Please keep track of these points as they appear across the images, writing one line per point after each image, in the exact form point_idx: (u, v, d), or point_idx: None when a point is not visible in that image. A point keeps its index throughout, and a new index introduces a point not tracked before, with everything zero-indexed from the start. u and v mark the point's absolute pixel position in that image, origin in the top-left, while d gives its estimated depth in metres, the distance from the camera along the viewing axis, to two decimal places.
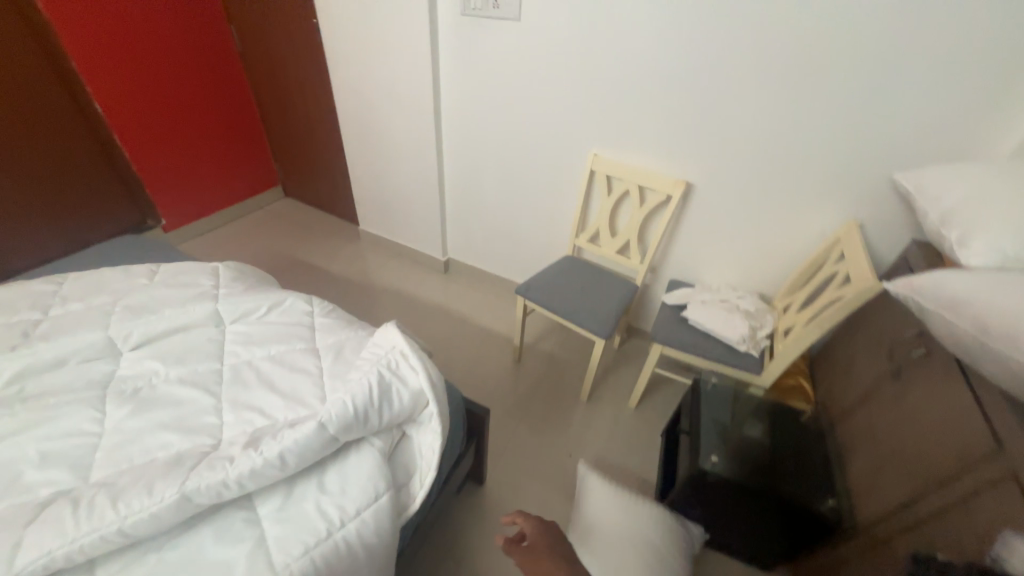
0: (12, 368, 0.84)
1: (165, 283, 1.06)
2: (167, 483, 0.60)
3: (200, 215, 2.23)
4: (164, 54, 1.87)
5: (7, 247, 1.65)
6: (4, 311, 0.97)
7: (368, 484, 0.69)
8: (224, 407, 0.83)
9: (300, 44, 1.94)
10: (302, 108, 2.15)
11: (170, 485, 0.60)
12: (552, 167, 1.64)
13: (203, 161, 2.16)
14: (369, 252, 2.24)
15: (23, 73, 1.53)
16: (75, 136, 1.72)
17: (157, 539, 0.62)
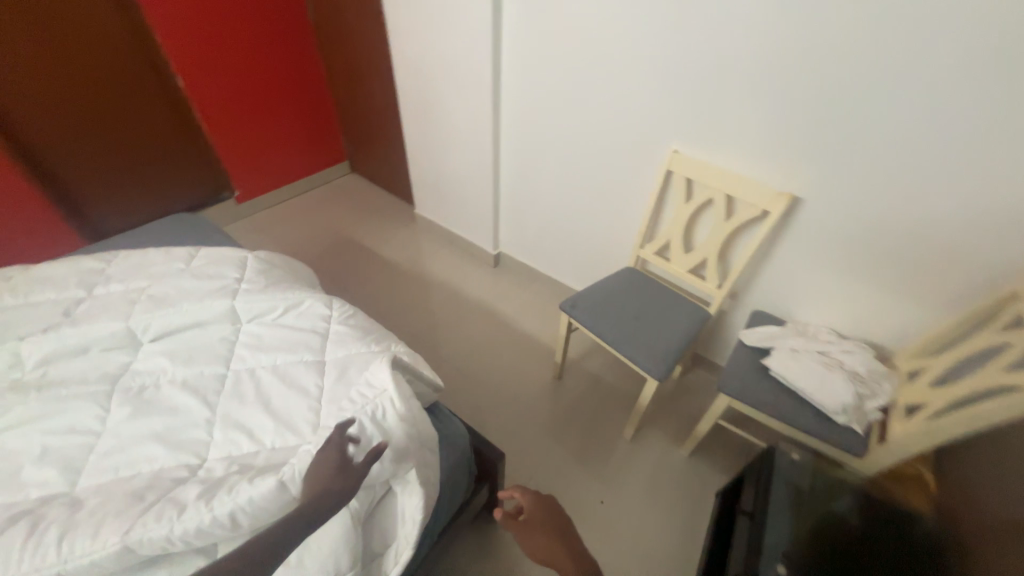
0: (42, 350, 0.86)
1: (194, 271, 1.04)
2: (112, 530, 0.55)
3: (270, 188, 2.30)
4: (241, 28, 1.88)
5: (104, 210, 1.82)
6: (56, 286, 1.02)
7: (328, 559, 0.59)
8: (216, 423, 0.77)
9: (366, 17, 1.85)
10: (368, 84, 2.09)
11: (114, 533, 0.55)
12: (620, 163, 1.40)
13: (275, 136, 2.21)
14: (422, 238, 2.17)
15: (112, 49, 1.61)
16: (158, 109, 1.81)
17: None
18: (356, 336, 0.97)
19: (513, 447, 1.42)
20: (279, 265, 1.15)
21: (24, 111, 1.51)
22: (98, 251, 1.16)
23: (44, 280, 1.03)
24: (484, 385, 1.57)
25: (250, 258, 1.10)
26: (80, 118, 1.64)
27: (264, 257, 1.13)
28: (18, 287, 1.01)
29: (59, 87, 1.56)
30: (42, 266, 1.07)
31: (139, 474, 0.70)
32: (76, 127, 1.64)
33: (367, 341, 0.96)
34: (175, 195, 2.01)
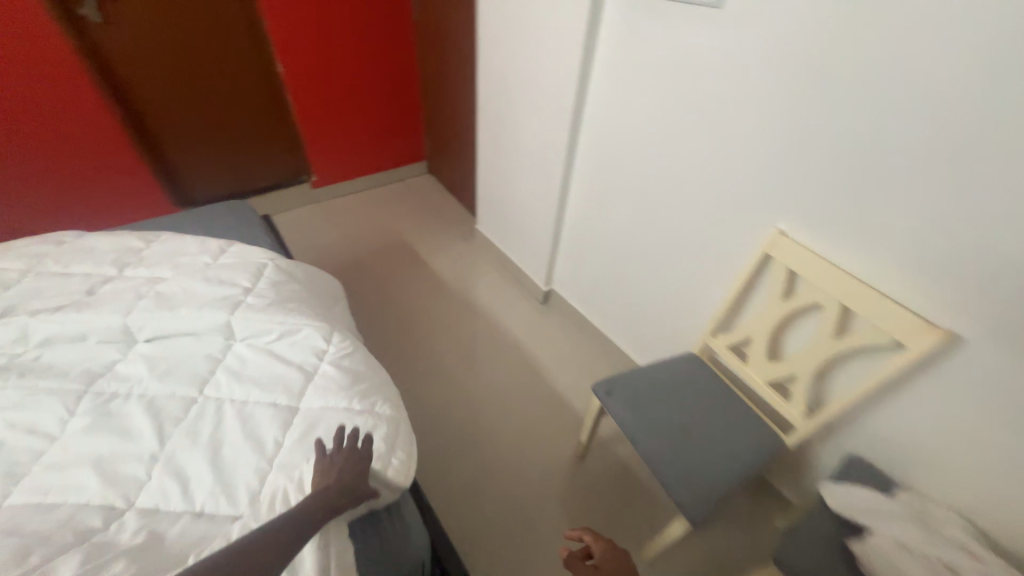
0: (46, 331, 0.85)
1: (210, 272, 0.99)
2: None
3: (346, 178, 2.33)
4: (344, 22, 1.90)
5: (194, 179, 1.97)
6: (93, 261, 1.03)
7: None
8: (160, 461, 0.69)
9: (463, 22, 1.76)
10: (455, 90, 2.01)
11: None
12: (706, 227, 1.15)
13: (360, 129, 2.23)
14: (476, 257, 2.05)
15: (225, 31, 1.74)
16: (257, 91, 1.94)
17: None
18: (342, 385, 0.85)
19: (509, 527, 1.23)
20: (298, 278, 1.08)
21: (137, 76, 1.65)
22: (146, 230, 1.18)
23: (87, 253, 1.05)
24: (496, 442, 1.40)
25: (269, 267, 1.04)
26: (182, 89, 1.76)
27: (284, 269, 1.07)
28: (60, 256, 1.04)
29: (170, 58, 1.68)
30: (92, 237, 1.10)
31: (62, 506, 0.63)
32: (178, 97, 1.76)
33: (351, 396, 0.83)
34: (258, 172, 2.12)
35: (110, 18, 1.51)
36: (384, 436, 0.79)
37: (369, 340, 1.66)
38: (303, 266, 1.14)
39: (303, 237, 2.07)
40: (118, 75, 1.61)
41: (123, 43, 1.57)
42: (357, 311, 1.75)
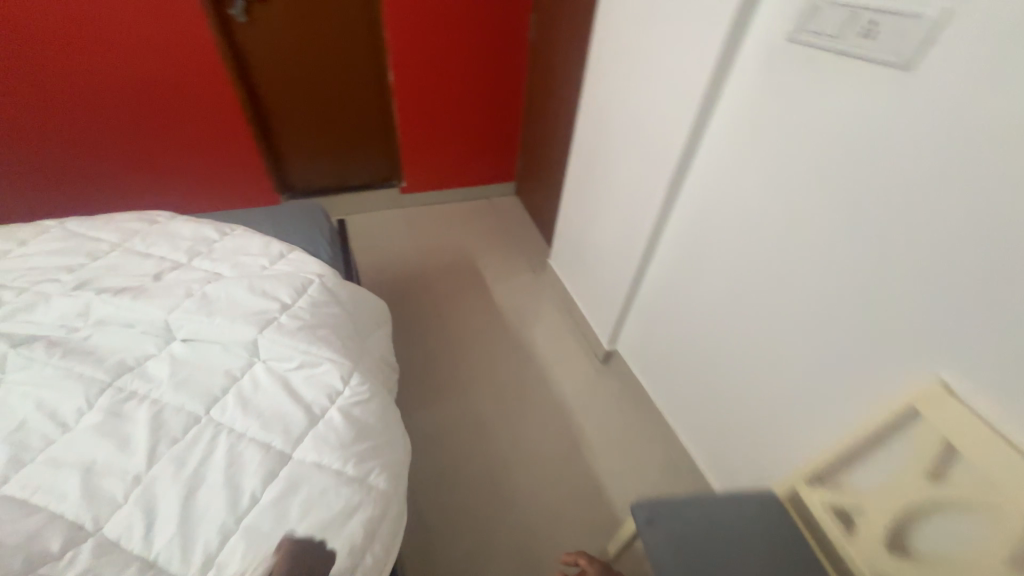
0: (104, 312, 0.88)
1: (258, 279, 0.98)
2: None
3: (433, 187, 2.34)
4: (459, 36, 1.90)
5: (299, 170, 2.11)
6: (171, 245, 1.08)
7: None
8: (142, 485, 0.66)
9: (577, 49, 1.65)
10: (555, 117, 1.91)
11: None
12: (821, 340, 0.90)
13: (455, 142, 2.23)
14: (540, 294, 1.92)
15: (348, 36, 1.84)
16: (367, 95, 2.02)
17: None
18: (343, 440, 0.77)
19: None
20: (341, 300, 1.03)
21: (265, 71, 1.81)
22: (228, 222, 1.23)
23: (169, 236, 1.11)
24: (513, 514, 1.25)
25: (314, 285, 1.01)
26: (302, 87, 1.90)
27: (329, 288, 1.02)
28: (147, 236, 1.10)
29: (296, 58, 1.82)
30: (180, 221, 1.16)
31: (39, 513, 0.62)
32: (298, 94, 1.91)
33: (347, 457, 0.75)
34: (355, 171, 2.22)
35: (254, 18, 1.68)
36: (367, 519, 0.71)
37: (412, 362, 1.61)
38: (351, 286, 1.10)
39: (379, 242, 2.11)
40: (251, 69, 1.78)
41: (259, 40, 1.73)
42: (408, 330, 1.71)
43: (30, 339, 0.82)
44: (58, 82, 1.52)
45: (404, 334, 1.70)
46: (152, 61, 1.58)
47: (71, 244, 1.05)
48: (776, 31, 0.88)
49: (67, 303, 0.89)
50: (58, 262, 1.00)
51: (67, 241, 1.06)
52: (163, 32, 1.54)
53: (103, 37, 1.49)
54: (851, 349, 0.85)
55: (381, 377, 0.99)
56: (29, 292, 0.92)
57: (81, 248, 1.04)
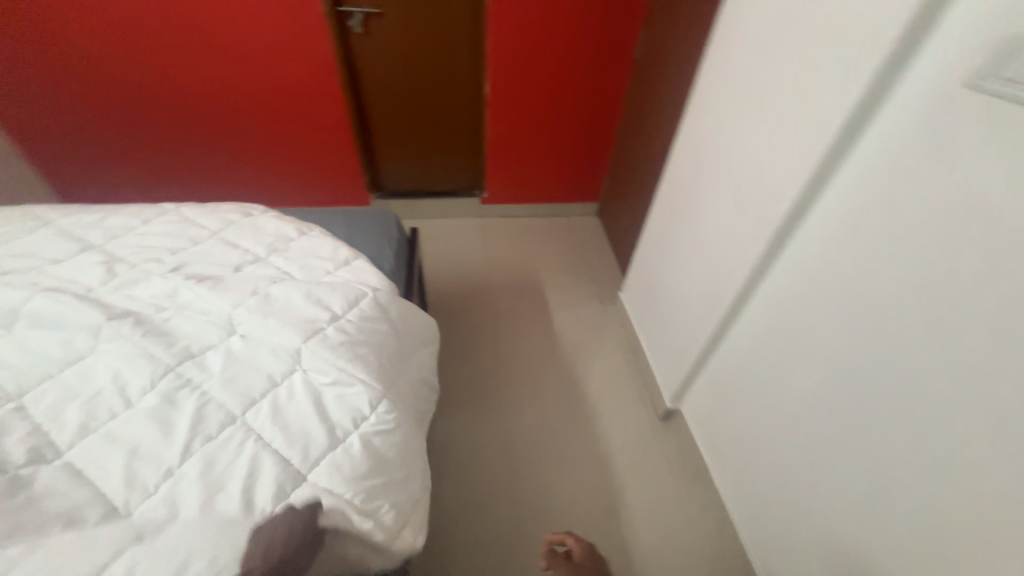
0: (186, 297, 0.97)
1: (316, 284, 1.01)
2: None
3: (514, 200, 2.31)
4: (560, 52, 1.85)
5: (390, 172, 2.22)
6: (257, 240, 1.17)
7: None
8: (171, 480, 0.69)
9: (684, 70, 1.50)
10: (650, 142, 1.77)
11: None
12: (956, 478, 0.69)
13: (541, 157, 2.18)
14: (602, 328, 1.80)
15: (451, 48, 1.88)
16: (461, 105, 2.05)
17: None
18: (358, 470, 0.76)
19: None
20: (390, 316, 1.03)
21: (373, 80, 1.93)
22: (309, 221, 1.31)
23: (256, 230, 1.20)
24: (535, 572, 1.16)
25: (366, 298, 1.01)
26: (404, 96, 1.99)
27: (380, 302, 1.02)
28: (239, 228, 1.20)
29: (402, 69, 1.91)
30: (268, 217, 1.25)
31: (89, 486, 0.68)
32: (399, 102, 2.00)
33: (357, 490, 0.74)
34: (440, 178, 2.28)
35: (369, 30, 1.79)
36: None
37: (460, 377, 1.59)
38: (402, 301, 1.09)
39: (451, 249, 2.12)
40: (361, 77, 1.91)
41: (372, 52, 1.85)
42: (460, 345, 1.69)
43: (125, 313, 0.92)
44: (206, 79, 1.76)
45: (455, 349, 1.68)
46: (280, 65, 1.76)
47: (179, 228, 1.18)
48: (950, 74, 0.68)
49: (160, 284, 0.99)
50: (165, 244, 1.12)
51: (177, 224, 1.19)
52: (292, 40, 1.71)
53: (246, 42, 1.69)
54: (1001, 504, 0.64)
55: (414, 401, 0.98)
56: (136, 268, 1.04)
57: (185, 232, 1.16)
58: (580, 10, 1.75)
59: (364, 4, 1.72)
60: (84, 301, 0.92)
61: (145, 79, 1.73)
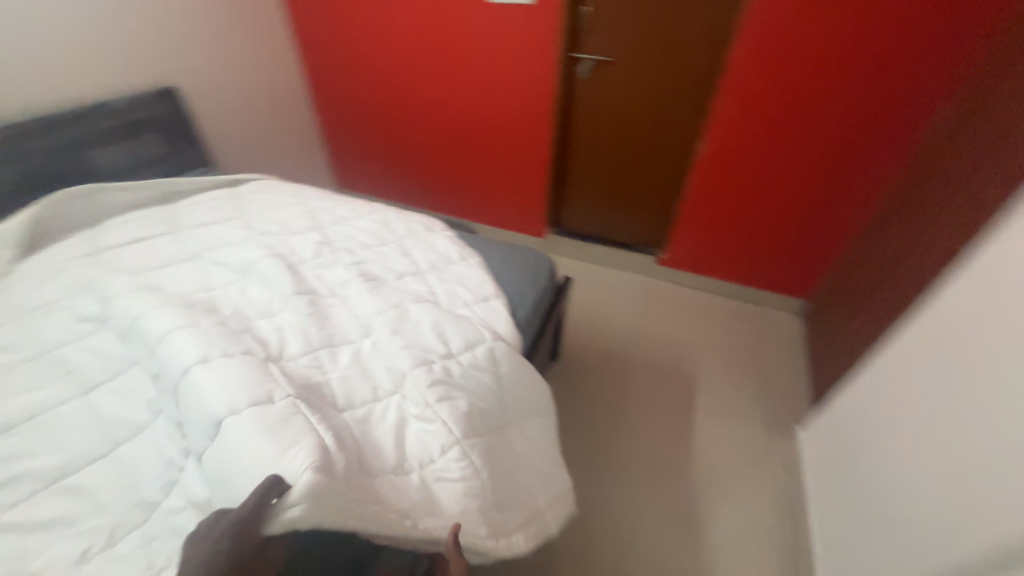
0: (352, 292, 1.11)
1: (447, 314, 1.02)
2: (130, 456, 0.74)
3: (696, 271, 2.05)
4: (807, 121, 1.55)
5: (575, 211, 2.24)
6: (423, 254, 1.27)
7: None
8: (229, 432, 0.67)
9: (994, 165, 1.05)
10: (906, 247, 1.32)
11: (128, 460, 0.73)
12: None
13: (745, 233, 1.87)
14: (752, 472, 1.45)
15: (674, 102, 1.80)
16: (669, 160, 1.94)
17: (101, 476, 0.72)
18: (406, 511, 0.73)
19: None
20: (500, 370, 0.97)
21: (584, 124, 2.00)
22: (473, 247, 1.37)
23: (427, 245, 1.31)
24: None
25: (484, 342, 0.98)
26: (609, 143, 2.00)
27: (495, 353, 0.98)
28: (415, 240, 1.33)
29: (615, 116, 1.92)
30: (438, 235, 1.35)
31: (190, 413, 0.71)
32: (602, 149, 2.02)
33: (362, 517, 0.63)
34: (623, 226, 2.19)
35: (595, 74, 1.85)
36: None
37: (574, 452, 1.49)
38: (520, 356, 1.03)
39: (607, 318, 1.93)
40: (573, 120, 2.00)
41: (592, 97, 1.92)
42: (580, 434, 1.53)
43: (308, 291, 1.11)
44: (450, 109, 2.10)
45: (572, 437, 1.52)
46: (507, 101, 1.97)
47: (377, 228, 1.37)
48: None
49: (342, 275, 1.16)
50: (360, 240, 1.32)
51: (375, 225, 1.39)
52: (523, 82, 1.89)
53: (486, 81, 1.95)
54: None
55: (508, 466, 0.90)
56: (332, 255, 1.25)
57: (376, 233, 1.36)
58: (851, 78, 1.44)
59: (597, 52, 1.80)
60: (290, 273, 1.15)
61: (409, 105, 2.18)
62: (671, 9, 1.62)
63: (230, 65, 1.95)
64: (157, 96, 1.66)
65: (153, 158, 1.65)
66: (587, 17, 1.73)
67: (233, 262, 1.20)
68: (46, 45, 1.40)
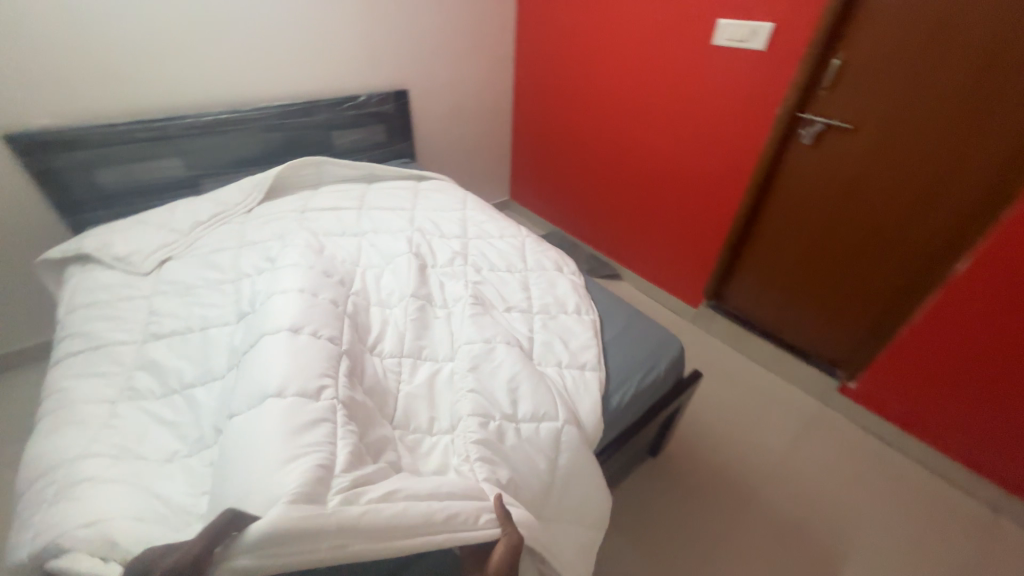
0: (457, 311, 1.11)
1: (531, 367, 0.94)
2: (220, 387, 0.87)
3: (896, 419, 1.55)
4: None
5: (748, 290, 1.91)
6: (540, 294, 1.20)
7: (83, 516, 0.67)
8: (267, 412, 0.71)
9: None
10: None
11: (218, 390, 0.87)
12: None
13: (997, 404, 1.31)
14: None
15: (930, 203, 1.35)
16: (897, 272, 1.48)
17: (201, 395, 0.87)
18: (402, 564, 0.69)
19: None
20: (558, 457, 0.84)
21: (790, 198, 1.64)
22: (597, 303, 1.24)
23: (548, 286, 1.23)
24: None
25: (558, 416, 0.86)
26: (819, 227, 1.61)
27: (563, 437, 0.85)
28: (539, 277, 1.27)
29: (836, 196, 1.53)
30: (563, 279, 1.26)
31: (254, 370, 0.79)
32: (807, 230, 1.64)
33: (347, 550, 0.58)
34: (807, 326, 1.78)
35: (822, 144, 1.50)
36: None
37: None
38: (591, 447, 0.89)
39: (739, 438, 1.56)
40: (777, 190, 1.66)
41: (810, 169, 1.56)
42: (652, 558, 1.25)
43: (423, 296, 1.15)
44: (636, 148, 2.00)
45: (645, 556, 1.25)
46: (702, 151, 1.77)
47: (511, 254, 1.36)
48: None
49: (460, 291, 1.17)
50: (491, 261, 1.33)
51: (510, 250, 1.38)
52: (727, 133, 1.67)
53: (684, 126, 1.79)
54: None
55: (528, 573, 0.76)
56: (460, 268, 1.29)
57: (508, 258, 1.34)
58: None
59: (837, 117, 1.44)
60: (418, 273, 1.22)
61: (596, 137, 2.16)
62: (971, 78, 1.19)
63: (456, 77, 2.24)
64: (391, 96, 2.00)
65: (373, 143, 2.03)
66: (835, 74, 1.40)
67: (384, 250, 1.34)
68: (334, 47, 1.82)
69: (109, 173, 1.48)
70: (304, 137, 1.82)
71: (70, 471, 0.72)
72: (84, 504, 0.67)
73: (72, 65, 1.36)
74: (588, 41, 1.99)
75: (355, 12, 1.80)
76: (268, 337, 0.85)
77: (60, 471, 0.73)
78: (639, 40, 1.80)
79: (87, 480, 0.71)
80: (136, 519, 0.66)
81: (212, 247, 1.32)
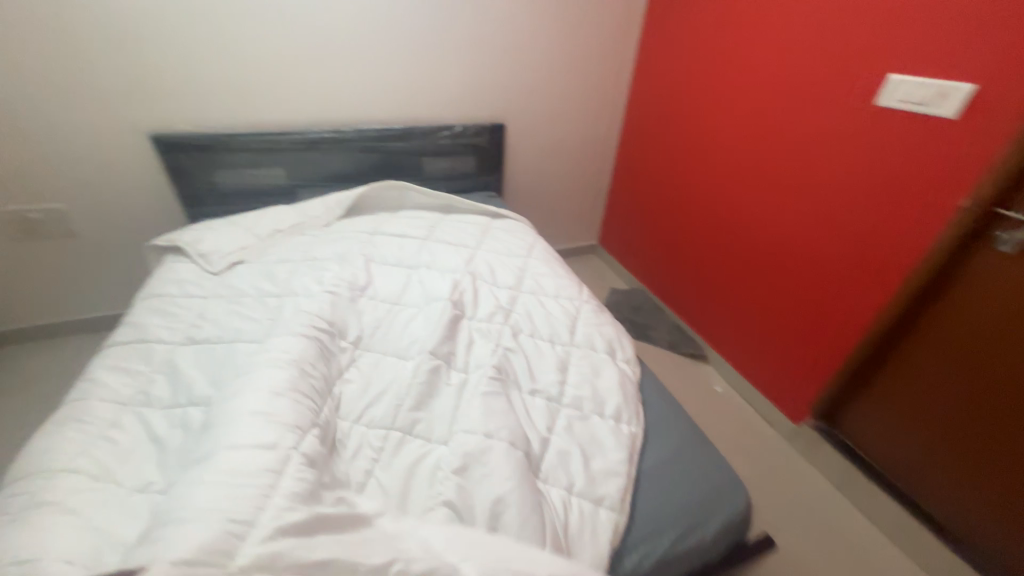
0: (470, 379, 0.96)
1: (528, 481, 0.76)
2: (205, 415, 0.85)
3: None
4: None
5: (875, 420, 1.45)
6: (574, 383, 0.99)
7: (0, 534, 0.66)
8: (214, 465, 0.68)
9: None
10: None
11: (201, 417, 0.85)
12: None
13: None
14: None
15: None
16: None
17: (187, 417, 0.86)
18: None
19: None
20: None
21: (959, 317, 1.20)
22: (645, 410, 0.99)
23: (590, 374, 1.02)
24: None
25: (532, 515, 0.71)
26: (1003, 369, 1.13)
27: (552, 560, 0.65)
28: (582, 359, 1.06)
29: None
30: (609, 369, 1.04)
31: (230, 420, 0.75)
32: (981, 368, 1.18)
33: None
34: (961, 496, 1.27)
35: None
36: None
37: None
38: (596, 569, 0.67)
39: None
40: (940, 303, 1.23)
41: (1002, 285, 1.11)
42: None
43: (443, 355, 1.02)
44: (751, 213, 1.68)
45: None
46: (838, 233, 1.40)
47: (559, 321, 1.18)
48: None
49: (486, 357, 1.02)
50: (534, 326, 1.16)
51: (561, 316, 1.20)
52: (877, 216, 1.29)
53: (817, 199, 1.44)
54: None
55: None
56: (497, 327, 1.14)
57: (554, 326, 1.16)
58: None
59: None
60: (450, 325, 1.09)
61: (707, 195, 1.87)
62: None
63: (560, 113, 2.14)
64: (487, 129, 1.98)
65: (461, 173, 2.03)
66: None
67: (427, 289, 1.26)
68: (441, 75, 1.84)
69: (226, 174, 1.66)
70: (396, 161, 1.88)
71: (45, 486, 0.72)
72: (32, 535, 0.64)
73: (214, 75, 1.55)
74: (714, 89, 1.76)
75: (468, 43, 1.81)
76: (252, 383, 0.81)
77: (39, 482, 0.73)
78: (774, 92, 1.53)
79: (56, 491, 0.71)
80: (64, 550, 0.64)
81: (278, 256, 1.38)
